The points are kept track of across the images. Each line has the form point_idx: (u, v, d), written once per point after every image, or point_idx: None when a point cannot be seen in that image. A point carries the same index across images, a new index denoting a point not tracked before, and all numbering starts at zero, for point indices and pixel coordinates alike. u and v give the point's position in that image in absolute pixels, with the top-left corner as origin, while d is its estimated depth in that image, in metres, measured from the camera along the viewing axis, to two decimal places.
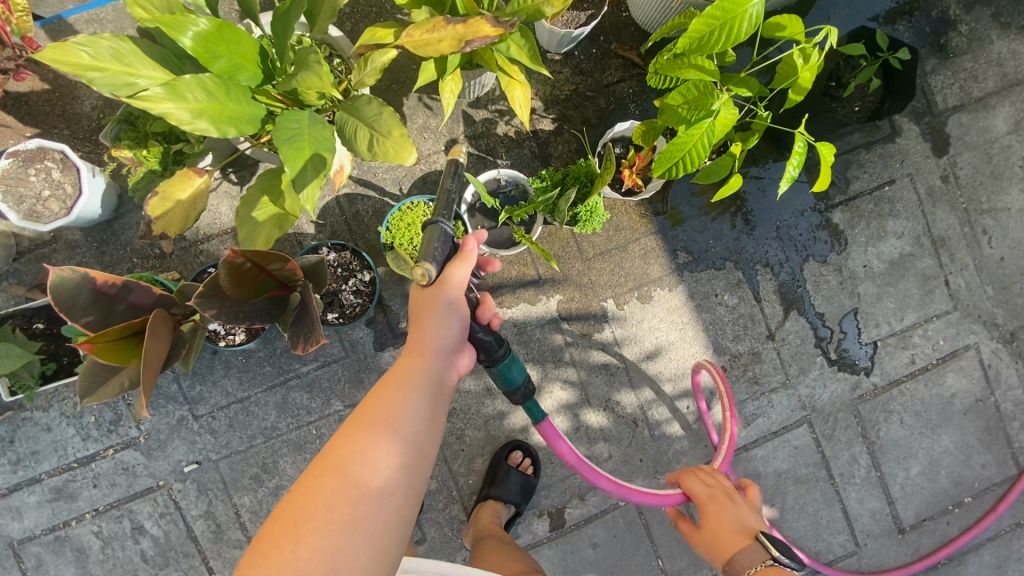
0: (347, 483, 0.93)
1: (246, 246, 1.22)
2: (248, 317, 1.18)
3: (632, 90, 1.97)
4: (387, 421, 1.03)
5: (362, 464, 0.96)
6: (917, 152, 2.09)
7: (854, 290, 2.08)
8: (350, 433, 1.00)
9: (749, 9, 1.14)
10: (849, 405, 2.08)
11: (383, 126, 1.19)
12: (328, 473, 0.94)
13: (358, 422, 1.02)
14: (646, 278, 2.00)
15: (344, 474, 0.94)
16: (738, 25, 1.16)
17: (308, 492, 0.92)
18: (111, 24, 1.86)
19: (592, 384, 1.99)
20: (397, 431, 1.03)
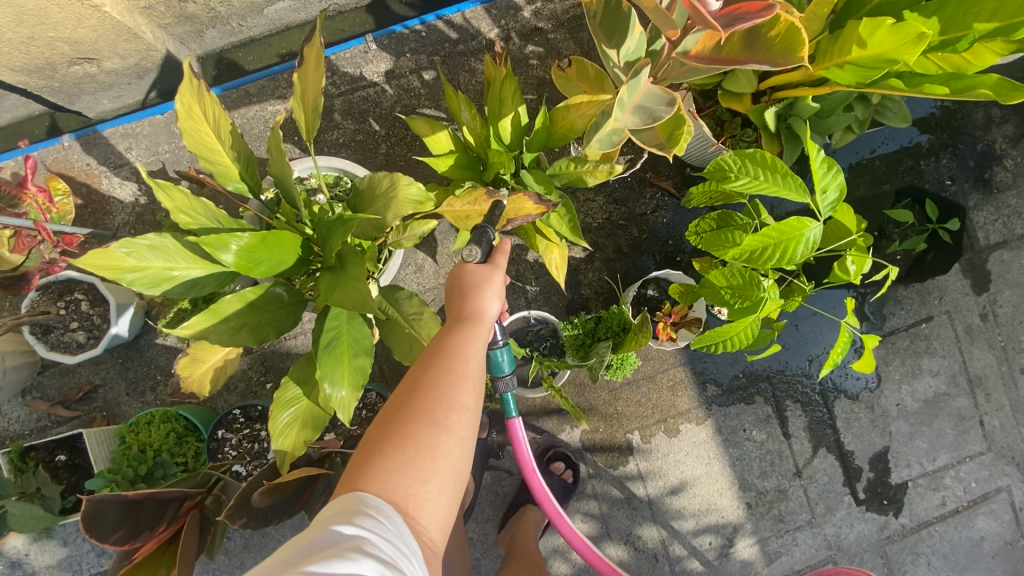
0: (439, 401, 0.93)
1: (278, 445, 1.14)
2: (273, 517, 1.12)
3: (668, 220, 1.92)
4: (464, 355, 1.01)
5: (451, 389, 0.95)
6: (957, 288, 2.03)
7: (886, 427, 2.03)
8: (429, 365, 0.99)
9: (805, 234, 1.13)
10: (876, 546, 2.02)
11: (424, 327, 1.17)
12: (416, 394, 0.94)
13: (435, 353, 1.01)
14: (673, 410, 1.97)
15: (432, 395, 0.94)
16: (793, 246, 1.14)
17: (398, 411, 0.92)
18: (146, 138, 1.84)
19: (613, 516, 1.96)
20: (472, 369, 1.01)
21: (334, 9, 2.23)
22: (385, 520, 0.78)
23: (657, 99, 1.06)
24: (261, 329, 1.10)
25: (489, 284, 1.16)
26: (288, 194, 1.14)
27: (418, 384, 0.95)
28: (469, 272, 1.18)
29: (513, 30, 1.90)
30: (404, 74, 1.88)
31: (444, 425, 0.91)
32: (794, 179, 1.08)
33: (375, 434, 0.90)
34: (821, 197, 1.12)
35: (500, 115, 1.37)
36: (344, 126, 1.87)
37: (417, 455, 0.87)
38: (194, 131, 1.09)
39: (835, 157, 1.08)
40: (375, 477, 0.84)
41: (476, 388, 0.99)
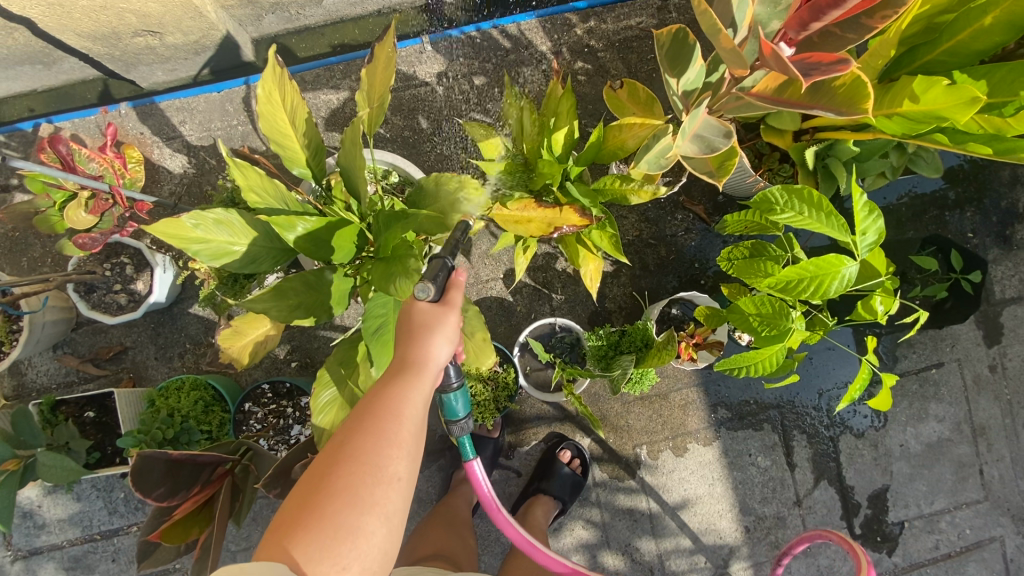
0: (364, 475, 0.93)
1: (319, 421, 1.20)
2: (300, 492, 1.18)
3: (696, 243, 1.97)
4: (398, 418, 0.98)
5: (375, 464, 0.94)
6: (969, 338, 2.08)
7: (887, 466, 2.07)
8: (357, 432, 0.96)
9: (841, 271, 1.18)
10: None
11: None
12: (339, 469, 0.93)
13: (365, 417, 0.98)
14: (682, 429, 2.01)
15: (357, 470, 0.93)
16: (829, 281, 1.19)
17: (320, 486, 0.92)
18: (200, 114, 1.90)
19: (614, 527, 2.01)
20: (406, 434, 0.98)
21: (391, 8, 2.30)
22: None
23: (715, 131, 1.11)
24: (315, 308, 1.14)
25: (441, 329, 1.06)
26: (353, 182, 1.19)
27: (342, 454, 0.94)
28: (418, 313, 1.07)
29: (564, 45, 1.96)
30: (455, 78, 1.95)
31: (368, 502, 0.91)
32: (836, 219, 1.13)
33: (297, 508, 0.90)
34: (859, 238, 1.16)
35: (554, 128, 1.43)
36: (392, 121, 1.92)
37: (333, 541, 0.88)
38: (271, 118, 1.15)
39: (876, 201, 1.14)
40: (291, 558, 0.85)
41: (407, 456, 0.97)
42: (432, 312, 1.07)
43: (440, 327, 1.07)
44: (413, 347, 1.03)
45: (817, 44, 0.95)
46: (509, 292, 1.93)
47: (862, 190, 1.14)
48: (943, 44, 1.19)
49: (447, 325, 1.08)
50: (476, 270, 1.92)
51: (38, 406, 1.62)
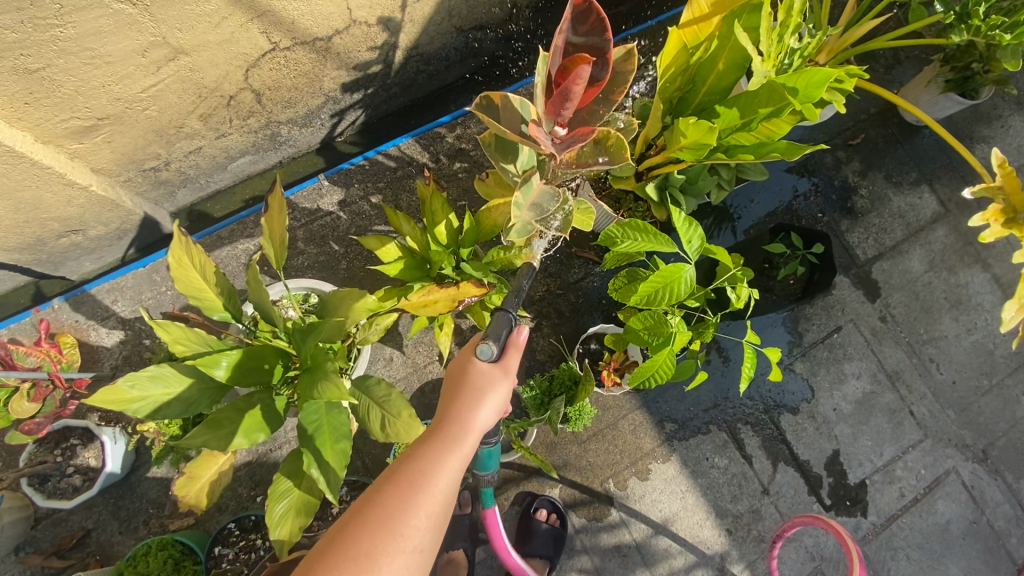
0: (405, 504, 1.03)
1: (277, 534, 1.28)
2: None
3: (599, 283, 2.23)
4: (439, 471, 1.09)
5: (401, 525, 1.01)
6: (853, 299, 2.37)
7: (831, 432, 2.24)
8: (391, 490, 1.05)
9: (683, 275, 1.43)
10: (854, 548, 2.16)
11: (394, 406, 1.36)
12: (372, 523, 1.00)
13: (401, 473, 1.08)
14: (639, 452, 2.13)
15: (385, 525, 1.01)
16: (678, 285, 1.43)
17: (353, 534, 0.99)
18: (130, 290, 2.08)
19: (607, 568, 2.05)
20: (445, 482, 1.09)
21: (290, 157, 2.63)
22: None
23: (547, 196, 1.40)
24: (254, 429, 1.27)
25: (485, 397, 1.23)
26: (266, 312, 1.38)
27: (376, 507, 1.03)
28: (475, 374, 1.25)
29: (440, 152, 2.30)
30: (355, 201, 2.22)
31: (403, 534, 1.00)
32: (662, 237, 1.40)
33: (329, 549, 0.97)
34: (687, 245, 1.43)
35: (435, 223, 1.68)
36: (307, 251, 2.15)
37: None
38: (184, 279, 1.34)
39: (689, 215, 1.41)
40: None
41: (430, 526, 1.04)
42: (486, 375, 1.25)
43: (482, 396, 1.23)
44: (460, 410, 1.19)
45: (587, 119, 1.24)
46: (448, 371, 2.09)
47: (676, 209, 1.42)
48: (702, 88, 1.54)
49: (494, 392, 1.25)
50: (412, 359, 2.08)
51: None
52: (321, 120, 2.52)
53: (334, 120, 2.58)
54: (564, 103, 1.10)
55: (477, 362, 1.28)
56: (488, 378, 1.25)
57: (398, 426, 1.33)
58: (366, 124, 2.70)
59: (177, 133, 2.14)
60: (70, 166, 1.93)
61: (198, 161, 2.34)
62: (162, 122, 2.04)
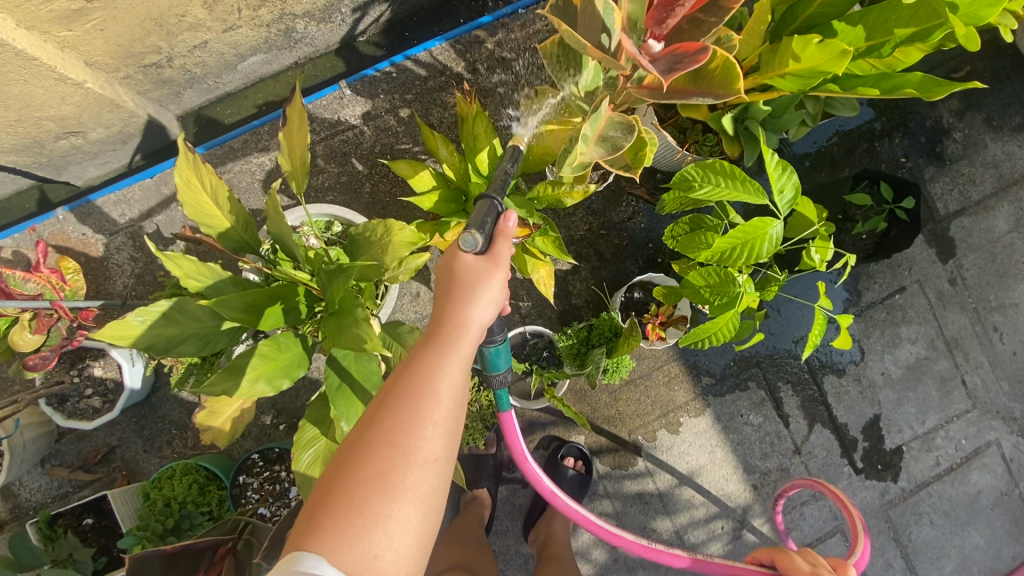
0: (408, 418, 0.94)
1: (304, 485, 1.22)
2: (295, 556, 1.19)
3: (646, 225, 2.02)
4: (438, 377, 0.98)
5: (411, 438, 0.92)
6: (924, 258, 2.15)
7: (875, 397, 2.13)
8: (391, 408, 0.94)
9: (767, 233, 1.24)
10: (879, 511, 2.13)
11: None
12: (377, 445, 0.91)
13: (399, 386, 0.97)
14: (672, 405, 2.05)
15: (390, 443, 0.91)
16: (759, 244, 1.25)
17: (359, 462, 0.89)
18: (137, 204, 1.91)
19: (627, 513, 2.03)
20: (447, 388, 0.99)
21: (306, 57, 2.34)
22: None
23: (620, 128, 1.16)
24: (279, 373, 1.16)
25: (478, 294, 1.06)
26: (286, 245, 1.21)
27: (377, 426, 0.93)
28: (463, 270, 1.07)
29: (479, 61, 2.00)
30: (380, 115, 1.97)
31: (410, 448, 0.92)
32: (750, 187, 1.18)
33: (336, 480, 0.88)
34: (779, 197, 1.22)
35: (475, 150, 1.46)
36: (328, 170, 1.95)
37: (364, 526, 0.85)
38: (194, 203, 1.16)
39: (788, 160, 1.18)
40: (324, 540, 0.83)
41: (443, 433, 0.95)
42: (476, 269, 1.07)
43: (470, 297, 1.06)
44: (452, 309, 1.04)
45: (688, 31, 1.04)
46: None
47: (774, 152, 1.18)
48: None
49: (489, 285, 1.08)
50: None
51: (34, 525, 1.62)
52: (341, 15, 2.20)
53: (357, 15, 2.25)
54: (671, 7, 0.97)
55: (460, 261, 1.08)
56: (478, 275, 1.07)
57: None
58: (392, 22, 2.36)
59: (178, 23, 1.85)
60: (61, 58, 1.69)
61: (204, 58, 2.07)
62: (161, 8, 1.76)
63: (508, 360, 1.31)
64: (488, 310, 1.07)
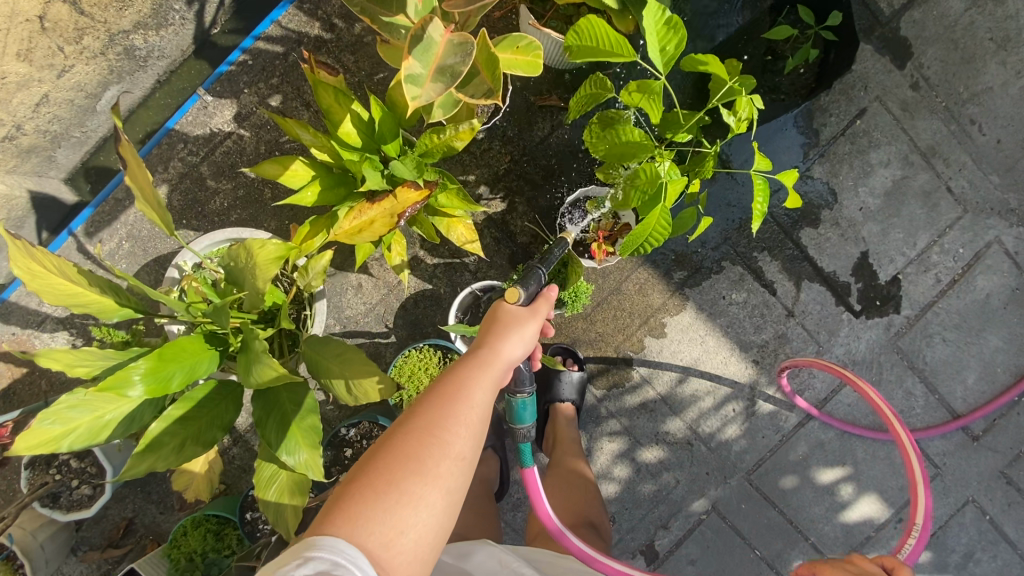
0: (444, 419, 0.98)
1: (278, 521, 1.19)
2: None
3: (570, 134, 1.86)
4: (473, 394, 1.03)
5: (445, 436, 0.96)
6: (878, 70, 1.94)
7: (858, 235, 2.01)
8: (430, 404, 1.00)
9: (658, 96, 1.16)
10: (888, 345, 2.07)
11: (356, 365, 1.19)
12: (414, 438, 0.95)
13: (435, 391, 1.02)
14: (651, 309, 1.96)
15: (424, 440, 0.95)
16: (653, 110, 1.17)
17: (393, 454, 0.93)
18: None
19: (637, 426, 2.01)
20: (480, 404, 1.03)
21: (166, 72, 2.07)
22: (352, 563, 0.80)
23: (454, 51, 0.98)
24: (204, 433, 1.11)
25: (519, 327, 1.12)
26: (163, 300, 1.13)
27: (415, 425, 0.97)
28: (508, 309, 1.15)
29: (334, 14, 1.78)
30: (252, 111, 1.80)
31: (442, 444, 0.96)
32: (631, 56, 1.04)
33: (370, 470, 0.92)
34: (667, 56, 1.07)
35: (337, 125, 1.31)
36: (222, 189, 1.81)
37: (396, 501, 0.89)
38: (52, 285, 1.08)
39: (678, 18, 1.01)
40: (354, 517, 0.86)
41: (473, 439, 0.99)
42: (522, 309, 1.15)
43: (514, 331, 1.11)
44: (494, 336, 1.10)
45: None
46: (425, 281, 1.86)
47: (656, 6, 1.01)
48: None
49: (528, 324, 1.15)
50: (383, 280, 1.86)
51: None
52: (177, 12, 1.96)
53: (195, 4, 2.00)
54: None
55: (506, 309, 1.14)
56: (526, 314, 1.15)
57: (364, 385, 1.17)
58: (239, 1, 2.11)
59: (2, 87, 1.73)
60: None
61: (55, 112, 1.89)
62: None
63: (534, 413, 1.27)
64: (523, 349, 1.11)
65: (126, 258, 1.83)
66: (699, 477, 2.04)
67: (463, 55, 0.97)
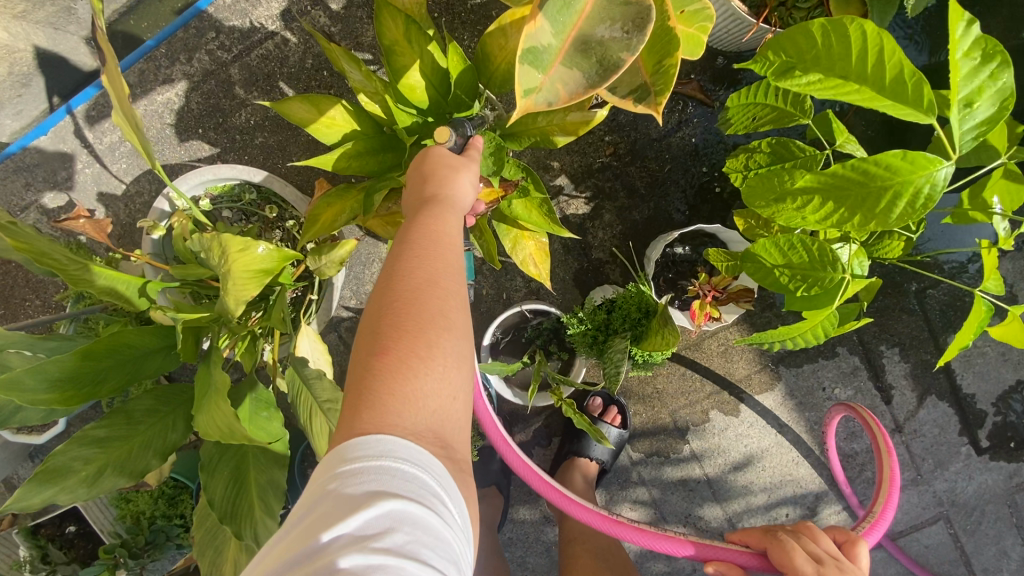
0: (441, 270, 0.72)
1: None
2: None
3: (698, 138, 1.41)
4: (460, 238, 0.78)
5: (447, 283, 0.72)
6: None
7: (1017, 357, 1.57)
8: (414, 262, 0.72)
9: (914, 187, 0.72)
10: (1002, 496, 1.65)
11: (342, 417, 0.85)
12: (415, 305, 0.69)
13: (420, 242, 0.73)
14: (729, 379, 1.60)
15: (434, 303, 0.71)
16: (890, 204, 0.73)
17: (400, 324, 0.67)
18: (38, 169, 1.52)
19: (667, 501, 1.68)
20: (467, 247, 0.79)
21: None
22: (425, 463, 0.60)
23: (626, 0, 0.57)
24: (127, 465, 0.81)
25: (467, 169, 0.85)
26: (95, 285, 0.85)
27: (409, 287, 0.70)
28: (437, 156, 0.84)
29: None
30: (305, 12, 1.40)
31: (451, 296, 0.72)
32: (921, 76, 0.70)
33: (378, 361, 0.65)
34: (963, 113, 0.71)
35: (399, 74, 0.91)
36: (251, 101, 1.44)
37: (442, 370, 0.67)
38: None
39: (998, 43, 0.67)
40: (396, 412, 0.63)
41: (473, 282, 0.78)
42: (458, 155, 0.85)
43: (470, 170, 0.84)
44: (448, 177, 0.82)
45: None
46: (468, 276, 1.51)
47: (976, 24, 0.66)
48: None
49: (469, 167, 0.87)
50: None
51: (14, 535, 1.52)
52: None
53: None
54: None
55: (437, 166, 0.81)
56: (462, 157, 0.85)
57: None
58: None
59: None
60: None
61: None
62: None
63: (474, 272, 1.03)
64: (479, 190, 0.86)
65: (128, 157, 1.52)
66: None
67: (616, 25, 0.56)
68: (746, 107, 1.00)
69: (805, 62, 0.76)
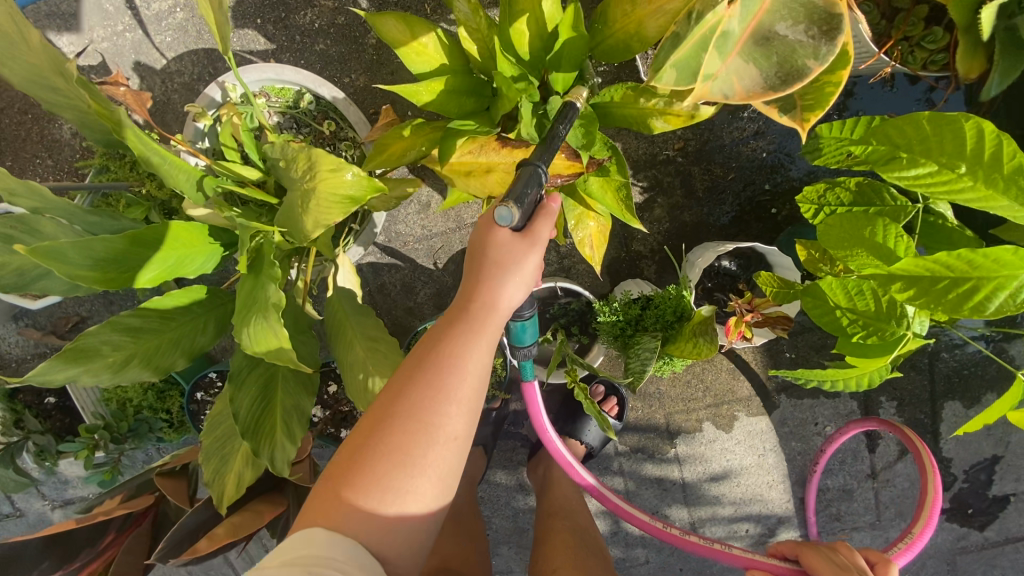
0: (418, 410, 0.76)
1: (213, 488, 0.90)
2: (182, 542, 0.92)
3: (770, 154, 1.38)
4: (461, 368, 0.77)
5: (428, 416, 0.75)
6: None
7: (1003, 435, 1.63)
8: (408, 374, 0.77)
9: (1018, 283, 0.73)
10: (947, 555, 1.73)
11: None
12: (388, 437, 0.75)
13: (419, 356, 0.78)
14: (730, 396, 1.64)
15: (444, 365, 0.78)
16: (989, 295, 0.73)
17: (377, 428, 0.76)
18: (74, 20, 1.40)
19: (640, 495, 1.73)
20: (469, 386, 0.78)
21: None
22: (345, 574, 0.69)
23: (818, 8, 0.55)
24: (155, 360, 0.78)
25: (521, 266, 0.79)
26: (156, 170, 0.77)
27: (390, 415, 0.75)
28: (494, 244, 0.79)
29: None
30: None
31: (425, 427, 0.75)
32: None
33: (357, 455, 0.75)
34: None
35: (513, 16, 0.85)
36: (321, 3, 1.35)
37: (380, 499, 0.73)
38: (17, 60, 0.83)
39: None
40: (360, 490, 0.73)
41: (465, 413, 0.77)
42: (511, 247, 0.78)
43: (521, 262, 0.79)
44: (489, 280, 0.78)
45: None
46: None
47: None
48: None
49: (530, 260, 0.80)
50: (457, 212, 1.50)
51: None
52: None
53: None
54: None
55: (496, 227, 0.78)
56: (521, 242, 0.78)
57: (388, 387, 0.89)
58: None
59: None
60: None
61: None
62: None
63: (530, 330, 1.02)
64: (524, 296, 0.81)
65: (175, 31, 1.42)
66: (669, 569, 1.82)
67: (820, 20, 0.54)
68: (837, 140, 0.96)
69: (912, 147, 0.82)
